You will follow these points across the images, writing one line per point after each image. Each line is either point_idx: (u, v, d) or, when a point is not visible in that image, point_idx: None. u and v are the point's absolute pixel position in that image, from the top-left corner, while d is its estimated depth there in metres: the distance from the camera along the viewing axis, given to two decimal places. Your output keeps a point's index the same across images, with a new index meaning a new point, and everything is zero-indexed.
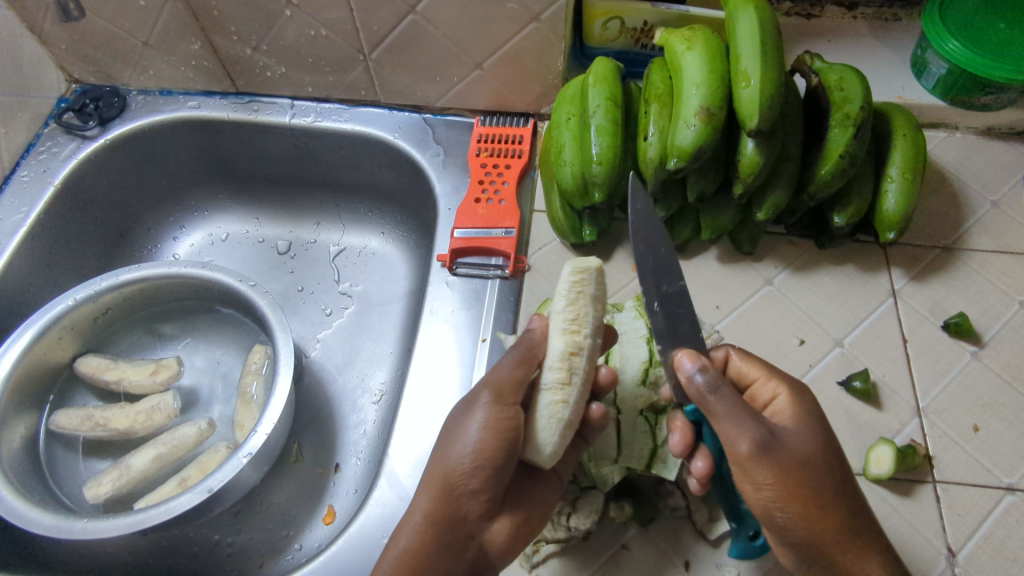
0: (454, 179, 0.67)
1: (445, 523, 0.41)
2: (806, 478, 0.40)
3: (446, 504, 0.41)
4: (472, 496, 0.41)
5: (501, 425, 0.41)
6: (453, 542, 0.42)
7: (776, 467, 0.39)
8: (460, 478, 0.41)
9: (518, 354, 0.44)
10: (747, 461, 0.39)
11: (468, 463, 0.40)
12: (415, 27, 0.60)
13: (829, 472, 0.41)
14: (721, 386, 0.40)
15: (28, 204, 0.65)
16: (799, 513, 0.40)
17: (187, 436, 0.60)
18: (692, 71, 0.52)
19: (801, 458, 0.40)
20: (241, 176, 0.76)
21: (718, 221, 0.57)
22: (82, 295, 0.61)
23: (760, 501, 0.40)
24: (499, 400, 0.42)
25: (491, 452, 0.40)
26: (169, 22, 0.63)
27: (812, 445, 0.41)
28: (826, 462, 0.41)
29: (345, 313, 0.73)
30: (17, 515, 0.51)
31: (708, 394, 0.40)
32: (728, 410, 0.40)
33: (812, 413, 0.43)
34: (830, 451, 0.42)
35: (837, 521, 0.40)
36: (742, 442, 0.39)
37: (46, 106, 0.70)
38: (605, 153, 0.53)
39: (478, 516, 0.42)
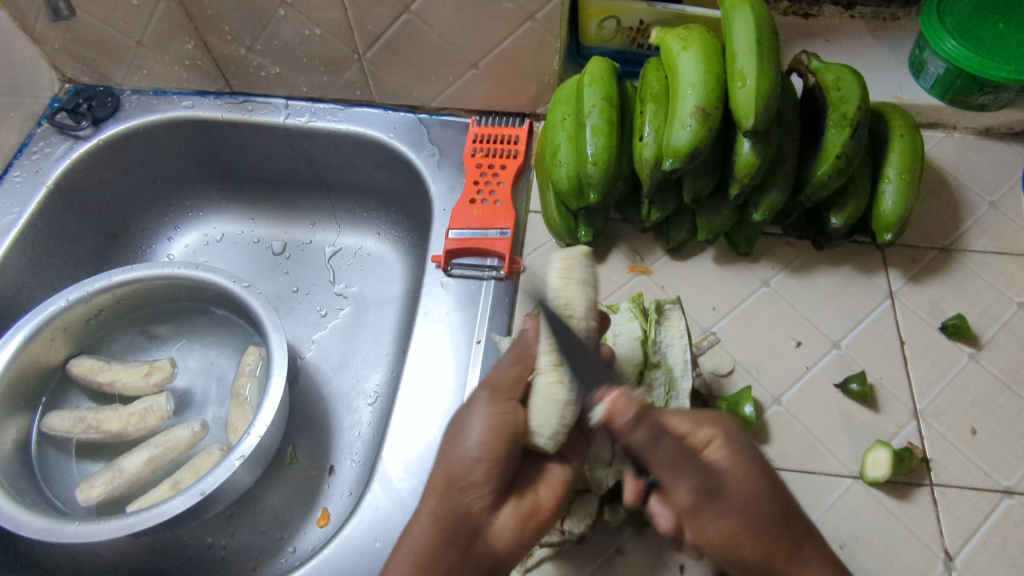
0: (449, 179, 0.67)
1: (448, 519, 0.40)
2: (750, 519, 0.39)
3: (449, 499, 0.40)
4: (474, 489, 0.40)
5: (497, 415, 0.41)
6: (454, 538, 0.40)
7: (717, 509, 0.39)
8: (460, 471, 0.40)
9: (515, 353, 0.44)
10: (692, 510, 0.39)
11: (471, 455, 0.40)
12: (409, 27, 0.60)
13: (771, 505, 0.40)
14: (661, 435, 0.40)
15: (21, 204, 0.64)
16: (754, 550, 0.39)
17: (180, 438, 0.59)
18: (688, 71, 0.52)
19: (743, 499, 0.40)
20: (236, 176, 0.76)
21: (714, 222, 0.57)
22: (75, 296, 0.60)
23: (711, 546, 0.40)
24: (497, 396, 0.43)
25: (492, 442, 0.40)
26: (162, 22, 0.62)
27: (748, 482, 0.40)
28: (768, 497, 0.40)
29: (341, 314, 0.73)
30: (7, 517, 0.51)
31: (650, 445, 0.39)
32: (666, 463, 0.39)
33: (745, 448, 0.42)
34: (771, 485, 0.41)
35: (786, 549, 0.40)
36: (680, 491, 0.40)
37: (39, 106, 0.69)
38: (601, 153, 0.53)
39: (482, 510, 0.41)
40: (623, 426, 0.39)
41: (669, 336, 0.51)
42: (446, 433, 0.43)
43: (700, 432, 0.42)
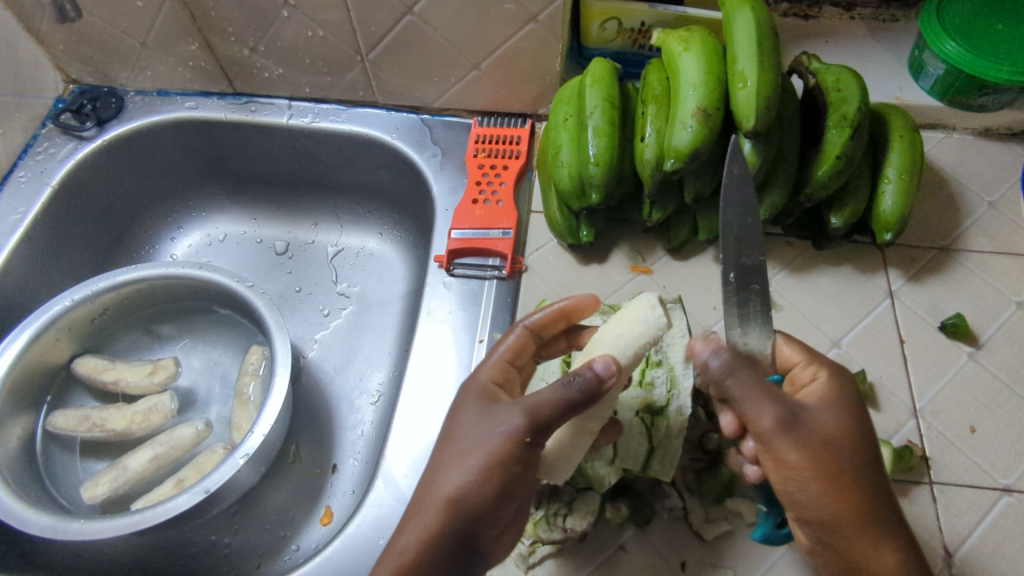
0: (452, 180, 0.67)
1: (457, 543, 0.39)
2: (836, 457, 0.39)
3: (456, 522, 0.39)
4: (490, 520, 0.40)
5: (526, 455, 0.39)
6: (458, 561, 0.40)
7: (799, 438, 0.39)
8: (475, 497, 0.39)
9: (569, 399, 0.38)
10: (769, 434, 0.40)
11: (482, 484, 0.39)
12: (413, 28, 0.60)
13: (854, 454, 0.40)
14: (738, 368, 0.40)
15: (25, 205, 0.64)
16: (817, 492, 0.39)
17: (184, 436, 0.60)
18: (688, 72, 0.52)
19: (826, 437, 0.40)
20: (239, 176, 0.76)
21: (715, 222, 0.57)
22: (80, 296, 0.61)
23: (781, 473, 0.40)
24: (537, 436, 0.39)
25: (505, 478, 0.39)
26: (166, 23, 0.62)
27: (839, 427, 0.41)
28: (850, 446, 0.40)
29: (343, 314, 0.73)
30: (13, 515, 0.51)
31: (726, 376, 0.40)
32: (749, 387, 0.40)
33: (844, 399, 0.42)
34: (851, 435, 0.41)
35: (857, 501, 0.39)
36: (764, 416, 0.40)
37: (43, 106, 0.69)
38: (603, 154, 0.54)
39: (492, 539, 0.41)
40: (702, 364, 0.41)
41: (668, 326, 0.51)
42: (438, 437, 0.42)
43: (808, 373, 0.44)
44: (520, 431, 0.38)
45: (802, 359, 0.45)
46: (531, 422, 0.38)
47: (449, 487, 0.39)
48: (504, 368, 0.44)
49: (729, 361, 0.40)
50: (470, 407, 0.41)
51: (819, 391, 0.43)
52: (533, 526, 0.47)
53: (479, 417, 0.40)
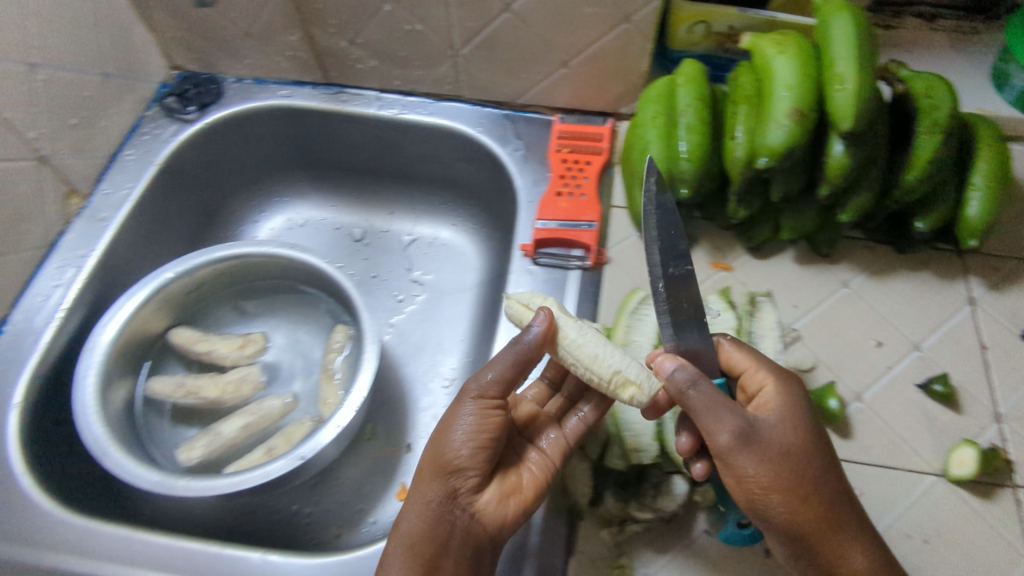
0: (534, 173, 0.69)
1: (439, 503, 0.44)
2: (792, 466, 0.41)
3: (435, 481, 0.45)
4: (462, 475, 0.45)
5: (477, 413, 0.45)
6: (450, 521, 0.44)
7: (756, 452, 0.41)
8: (445, 457, 0.45)
9: (509, 358, 0.46)
10: (729, 451, 0.41)
11: (455, 447, 0.45)
12: (509, 25, 0.62)
13: (812, 460, 0.42)
14: (699, 380, 0.42)
15: (133, 181, 0.67)
16: (776, 499, 0.41)
17: (273, 407, 0.63)
18: (782, 74, 0.54)
19: (782, 449, 0.42)
20: (323, 164, 0.79)
21: (799, 222, 0.59)
22: (181, 268, 0.64)
23: (742, 489, 0.42)
24: (483, 397, 0.46)
25: (479, 435, 0.45)
26: (272, 14, 0.65)
27: (794, 435, 0.43)
28: (807, 453, 0.43)
29: (417, 300, 0.76)
30: (124, 471, 0.54)
31: (688, 390, 0.42)
32: (709, 402, 0.42)
33: (797, 404, 0.44)
34: (808, 443, 0.43)
35: (818, 507, 0.42)
36: (722, 433, 0.41)
37: (149, 90, 0.72)
38: (695, 150, 0.55)
39: (472, 495, 0.45)
40: (667, 376, 0.43)
41: (763, 328, 0.51)
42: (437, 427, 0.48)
43: (759, 379, 0.45)
44: (466, 397, 0.46)
45: (747, 360, 0.47)
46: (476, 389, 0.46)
47: (431, 455, 0.46)
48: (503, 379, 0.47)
49: (690, 371, 0.42)
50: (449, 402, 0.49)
51: (773, 398, 0.44)
52: (623, 505, 0.49)
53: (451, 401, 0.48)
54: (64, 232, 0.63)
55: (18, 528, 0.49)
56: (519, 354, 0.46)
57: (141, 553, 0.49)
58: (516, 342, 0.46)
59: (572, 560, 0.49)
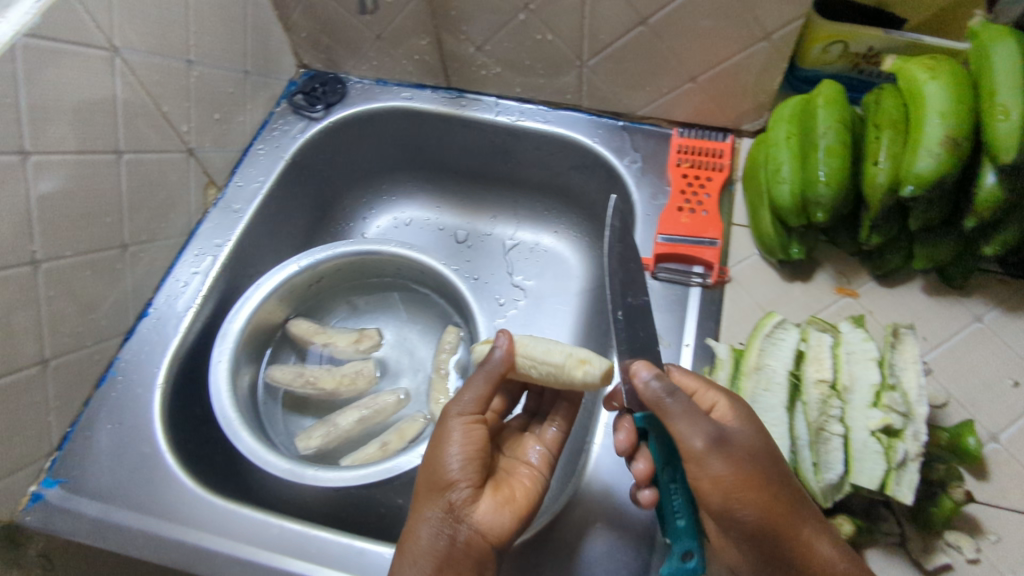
0: (652, 187, 0.68)
1: (442, 518, 0.44)
2: (759, 469, 0.42)
3: (434, 495, 0.45)
4: (458, 489, 0.45)
5: (465, 426, 0.47)
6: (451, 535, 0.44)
7: (730, 454, 0.41)
8: (440, 474, 0.46)
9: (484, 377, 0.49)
10: (704, 457, 0.41)
11: (450, 462, 0.46)
12: (642, 38, 0.62)
13: (776, 462, 0.43)
14: (676, 389, 0.42)
15: (264, 174, 0.69)
16: (749, 499, 0.41)
17: (388, 402, 0.64)
18: (935, 100, 0.52)
19: (749, 451, 0.42)
20: (433, 165, 0.80)
21: (935, 252, 0.57)
22: (306, 262, 0.66)
23: (718, 492, 0.42)
24: (466, 414, 0.48)
25: (465, 447, 0.46)
26: (407, 18, 0.67)
27: (759, 439, 0.43)
28: (771, 454, 0.43)
29: (518, 305, 0.76)
30: (256, 455, 0.56)
31: (666, 397, 0.42)
32: (683, 409, 0.42)
33: (749, 410, 0.45)
34: (769, 445, 0.44)
35: (787, 503, 0.42)
36: (697, 440, 0.41)
37: (279, 87, 0.75)
38: (834, 174, 0.54)
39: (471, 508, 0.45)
40: (642, 384, 0.43)
41: (907, 361, 0.49)
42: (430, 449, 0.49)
43: (709, 398, 0.46)
44: (449, 412, 0.48)
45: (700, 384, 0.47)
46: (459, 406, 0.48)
47: (429, 472, 0.46)
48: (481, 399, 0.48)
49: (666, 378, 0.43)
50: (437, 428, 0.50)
51: (729, 407, 0.45)
52: None
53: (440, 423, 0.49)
54: (202, 221, 0.66)
55: (166, 505, 0.52)
56: (487, 373, 0.49)
57: (279, 538, 0.50)
58: (485, 363, 0.49)
59: None
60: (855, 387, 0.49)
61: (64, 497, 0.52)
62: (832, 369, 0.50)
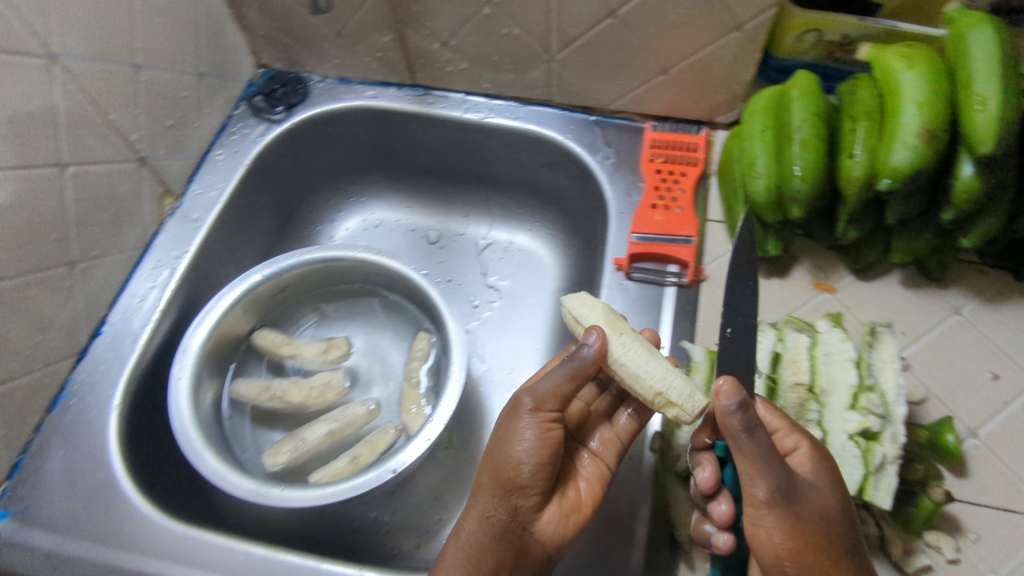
0: (625, 183, 0.67)
1: (502, 520, 0.45)
2: (821, 532, 0.41)
3: (497, 495, 0.45)
4: (523, 492, 0.45)
5: (539, 425, 0.46)
6: (508, 537, 0.45)
7: (794, 513, 0.40)
8: (508, 473, 0.45)
9: (566, 371, 0.46)
10: (762, 506, 0.41)
11: (518, 463, 0.45)
12: (611, 30, 0.60)
13: (843, 527, 0.41)
14: (755, 427, 0.40)
15: (223, 181, 0.67)
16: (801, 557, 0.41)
17: (358, 414, 0.63)
18: (911, 90, 0.50)
19: (815, 512, 0.41)
20: (402, 165, 0.78)
21: (913, 246, 0.56)
22: (269, 271, 0.63)
23: (769, 545, 0.41)
24: (540, 411, 0.46)
25: (537, 454, 0.45)
26: (367, 15, 0.64)
27: (831, 501, 0.41)
28: (841, 518, 0.42)
29: (492, 306, 0.75)
30: (220, 477, 0.54)
31: (743, 434, 0.40)
32: (756, 454, 0.40)
33: (831, 464, 0.43)
34: (843, 504, 0.42)
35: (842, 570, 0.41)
36: (761, 488, 0.40)
37: (237, 89, 0.72)
38: (810, 169, 0.53)
39: (531, 511, 0.46)
40: (722, 410, 0.40)
41: (885, 361, 0.48)
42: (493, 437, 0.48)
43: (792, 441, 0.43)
44: (523, 407, 0.46)
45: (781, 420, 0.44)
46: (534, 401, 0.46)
47: (494, 468, 0.46)
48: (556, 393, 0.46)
49: (749, 413, 0.40)
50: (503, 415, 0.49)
51: (807, 460, 0.42)
52: None
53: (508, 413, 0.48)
54: (158, 232, 0.63)
55: (122, 533, 0.50)
56: (576, 373, 0.46)
57: (242, 564, 0.49)
58: (571, 360, 0.46)
59: None
60: (832, 391, 0.48)
61: (16, 530, 0.51)
62: (809, 371, 0.48)
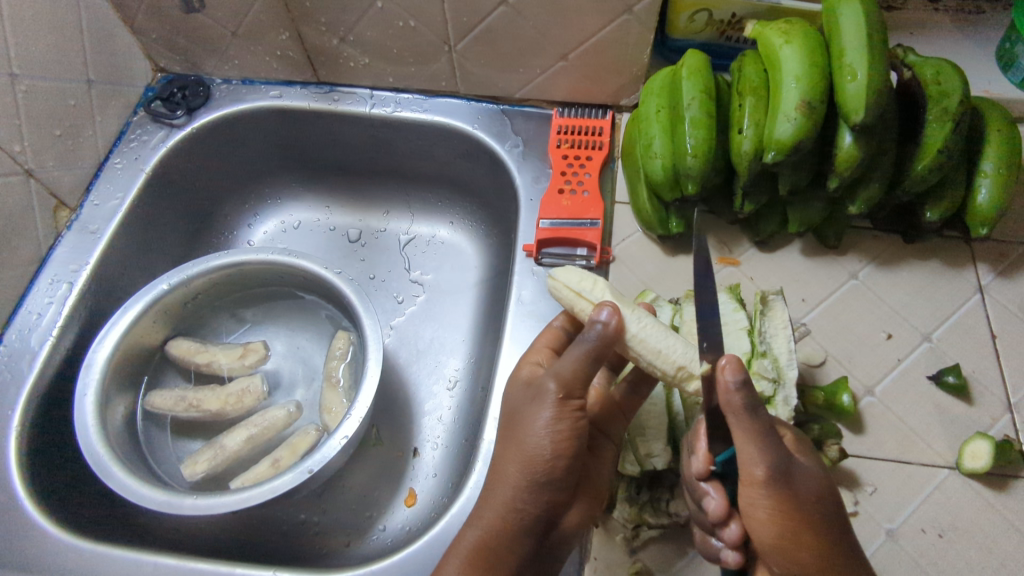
0: (534, 170, 0.67)
1: (531, 513, 0.43)
2: (818, 513, 0.40)
3: (525, 488, 0.42)
4: (551, 483, 0.43)
5: (568, 412, 0.43)
6: (534, 528, 0.43)
7: (790, 491, 0.39)
8: (539, 465, 0.42)
9: (590, 353, 0.43)
10: (762, 485, 0.39)
11: (547, 453, 0.42)
12: (505, 19, 0.60)
13: (835, 511, 0.41)
14: (757, 405, 0.39)
15: (123, 190, 0.65)
16: (799, 541, 0.40)
17: (278, 417, 0.61)
18: (790, 64, 0.52)
19: (812, 493, 0.40)
20: (316, 164, 0.77)
21: (807, 215, 0.58)
22: (176, 280, 0.62)
23: (766, 526, 0.40)
24: (566, 397, 0.43)
25: (567, 445, 0.42)
26: (260, 13, 0.63)
27: (824, 484, 0.41)
28: (833, 503, 0.41)
29: (416, 301, 0.75)
30: (129, 491, 0.52)
31: (744, 410, 0.39)
32: (753, 429, 0.39)
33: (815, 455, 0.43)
34: (831, 491, 0.41)
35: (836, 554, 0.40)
36: (761, 466, 0.39)
37: (135, 95, 0.70)
38: (701, 145, 0.54)
39: (557, 501, 0.44)
40: (726, 386, 0.39)
41: (776, 326, 0.50)
42: (512, 423, 0.44)
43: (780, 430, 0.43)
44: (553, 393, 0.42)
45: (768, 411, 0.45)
46: (561, 385, 0.43)
47: (522, 459, 0.42)
48: (579, 374, 0.43)
49: (751, 390, 0.39)
50: (522, 397, 0.45)
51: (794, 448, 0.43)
52: (637, 511, 0.49)
53: (529, 397, 0.44)
54: (55, 245, 0.61)
55: (28, 555, 0.49)
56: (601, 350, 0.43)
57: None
58: (588, 339, 0.43)
59: (587, 567, 0.48)
60: None
61: None
62: None
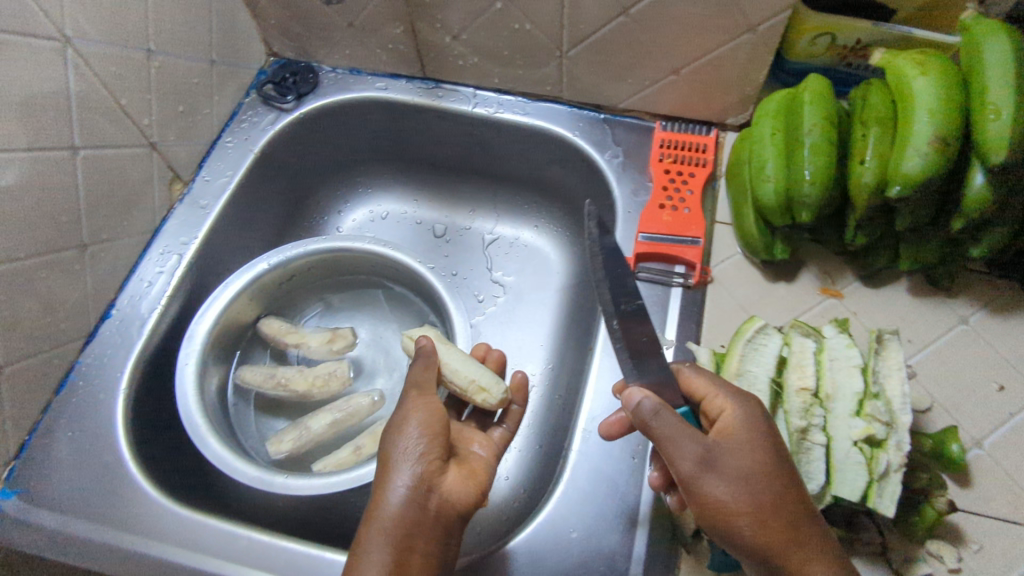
0: (634, 182, 0.67)
1: (413, 481, 0.42)
2: (756, 487, 0.40)
3: (399, 461, 0.43)
4: (422, 454, 0.43)
5: (430, 403, 0.47)
6: (417, 498, 0.41)
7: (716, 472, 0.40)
8: (406, 439, 0.44)
9: (421, 363, 0.51)
10: (693, 476, 0.41)
11: (414, 431, 0.44)
12: (623, 29, 0.60)
13: (774, 481, 0.41)
14: (662, 410, 0.41)
15: (232, 168, 0.67)
16: (748, 524, 0.40)
17: (361, 405, 0.62)
18: (925, 97, 0.50)
19: (740, 470, 0.41)
20: (410, 157, 0.78)
21: (921, 253, 0.56)
22: (275, 261, 0.63)
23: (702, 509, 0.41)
24: (422, 393, 0.48)
25: (432, 422, 0.45)
26: (378, 6, 0.64)
27: (756, 459, 0.41)
28: (771, 472, 0.41)
29: (497, 302, 0.75)
30: (227, 465, 0.53)
31: (651, 420, 0.41)
32: (670, 429, 0.41)
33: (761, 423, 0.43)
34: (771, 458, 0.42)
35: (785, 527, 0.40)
36: (681, 461, 0.41)
37: (249, 77, 0.72)
38: (820, 173, 0.52)
39: (435, 472, 0.43)
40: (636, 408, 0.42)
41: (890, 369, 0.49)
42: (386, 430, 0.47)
43: (718, 404, 0.44)
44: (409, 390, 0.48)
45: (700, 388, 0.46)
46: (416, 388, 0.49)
47: (392, 441, 0.44)
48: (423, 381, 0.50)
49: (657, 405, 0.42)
50: None
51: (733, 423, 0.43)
52: None
53: None
54: (167, 217, 0.63)
55: (128, 514, 0.51)
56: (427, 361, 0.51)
57: (246, 549, 0.49)
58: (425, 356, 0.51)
59: None
60: (837, 396, 0.48)
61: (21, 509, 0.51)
62: (816, 376, 0.49)
